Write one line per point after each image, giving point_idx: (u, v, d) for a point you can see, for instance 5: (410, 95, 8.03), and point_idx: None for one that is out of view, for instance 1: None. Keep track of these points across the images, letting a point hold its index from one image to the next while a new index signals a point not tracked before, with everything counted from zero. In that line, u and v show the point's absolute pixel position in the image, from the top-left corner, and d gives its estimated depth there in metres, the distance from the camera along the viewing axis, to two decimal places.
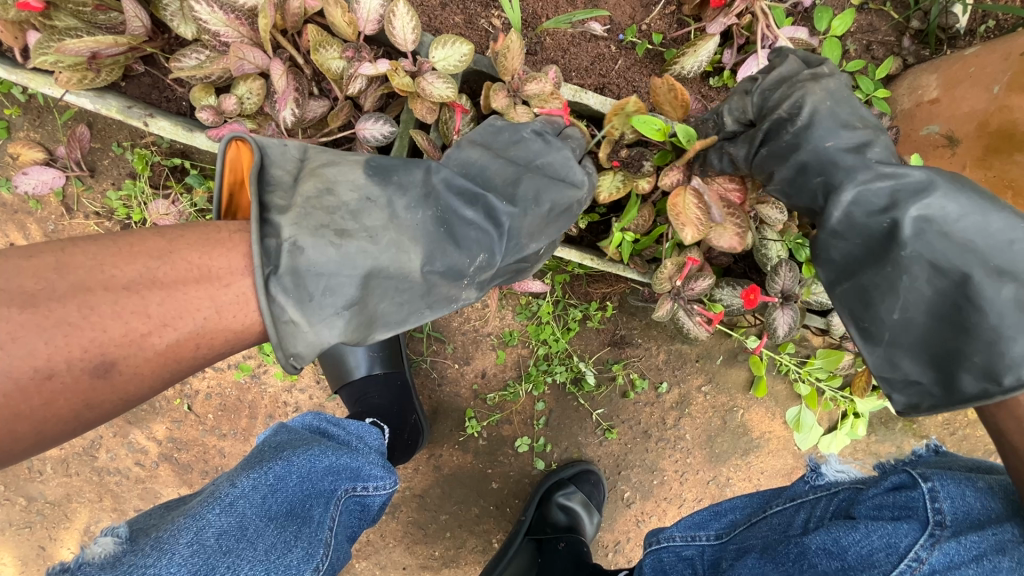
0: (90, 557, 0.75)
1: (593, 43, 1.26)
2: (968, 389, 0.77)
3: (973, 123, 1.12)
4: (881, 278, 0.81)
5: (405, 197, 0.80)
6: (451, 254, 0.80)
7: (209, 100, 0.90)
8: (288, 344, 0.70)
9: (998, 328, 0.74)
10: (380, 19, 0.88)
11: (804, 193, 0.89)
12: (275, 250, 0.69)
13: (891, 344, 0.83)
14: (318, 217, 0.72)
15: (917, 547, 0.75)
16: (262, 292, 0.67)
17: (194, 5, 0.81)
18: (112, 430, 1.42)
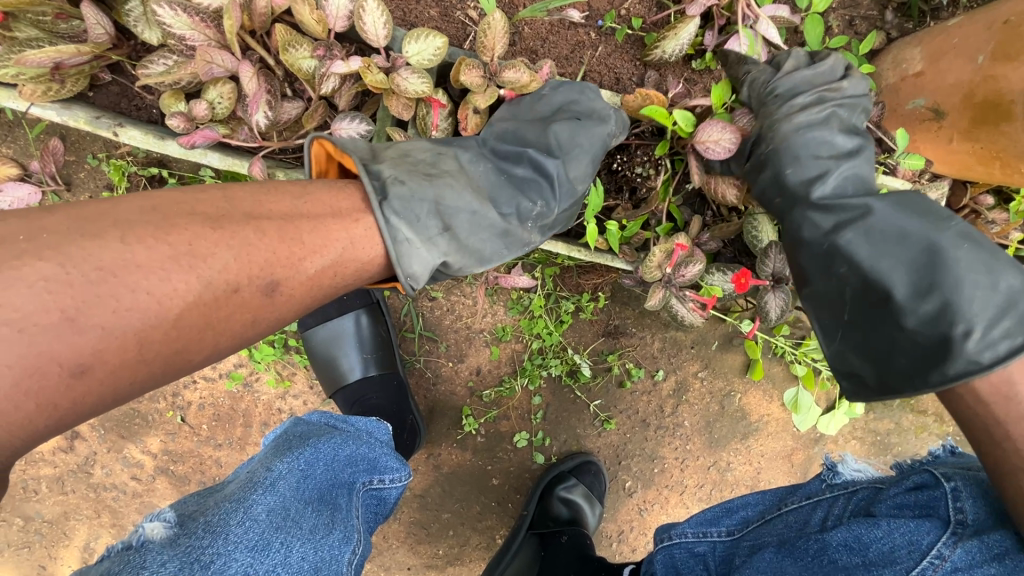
0: (150, 535, 0.73)
1: (572, 30, 1.24)
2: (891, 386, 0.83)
3: (959, 94, 1.11)
4: (830, 286, 0.89)
5: (468, 153, 0.92)
6: (515, 200, 0.91)
7: (180, 106, 0.88)
8: (405, 262, 0.78)
9: (918, 336, 0.80)
10: (350, 15, 0.86)
11: (769, 206, 0.99)
12: (394, 216, 0.77)
13: (835, 343, 0.90)
14: (422, 198, 0.81)
15: (939, 544, 0.72)
16: (380, 212, 0.76)
17: (157, 9, 0.79)
18: (105, 446, 1.40)
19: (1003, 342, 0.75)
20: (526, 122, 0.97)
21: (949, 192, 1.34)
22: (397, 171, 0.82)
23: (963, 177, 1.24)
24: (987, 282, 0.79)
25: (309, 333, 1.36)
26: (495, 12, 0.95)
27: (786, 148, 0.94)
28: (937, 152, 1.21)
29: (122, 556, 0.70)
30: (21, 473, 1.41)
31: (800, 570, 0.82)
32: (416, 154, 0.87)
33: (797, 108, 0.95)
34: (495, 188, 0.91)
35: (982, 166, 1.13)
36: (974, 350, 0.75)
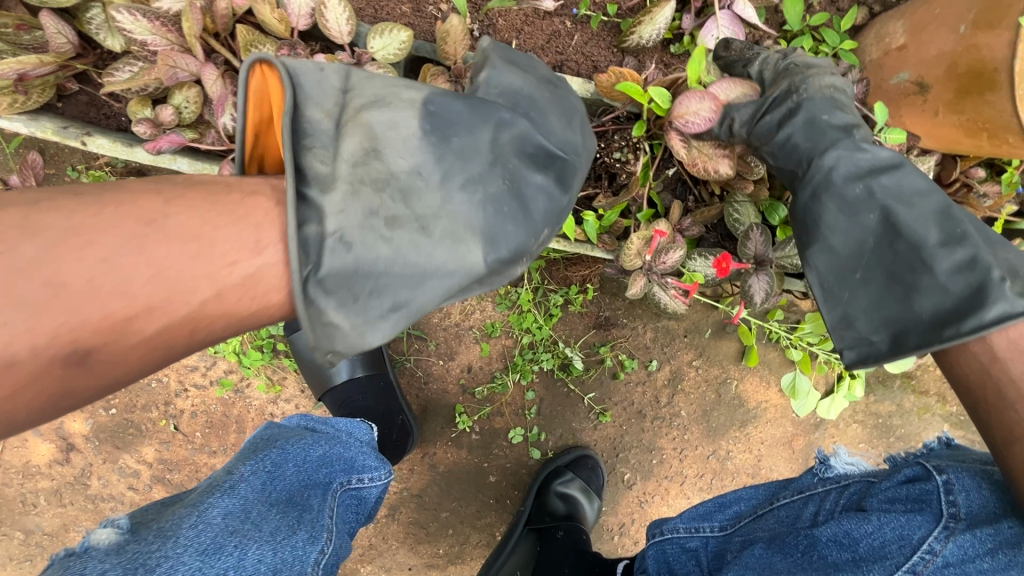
0: (96, 543, 0.74)
1: (547, 20, 1.23)
2: (913, 343, 0.77)
3: (942, 66, 1.09)
4: (850, 233, 0.85)
5: (464, 170, 0.73)
6: (514, 233, 0.74)
7: (146, 112, 0.87)
8: (328, 344, 0.64)
9: (949, 287, 0.77)
10: (312, 13, 0.85)
11: (783, 161, 0.93)
12: (322, 301, 0.62)
13: (846, 303, 0.84)
14: (374, 277, 0.64)
15: (930, 538, 0.70)
16: (302, 295, 0.60)
17: (115, 15, 0.79)
18: (100, 457, 1.41)
19: None
20: (540, 109, 0.86)
21: (939, 167, 1.31)
22: (347, 224, 0.63)
23: (951, 151, 1.21)
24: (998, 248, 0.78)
25: (294, 335, 1.32)
26: (450, 16, 0.91)
27: (806, 109, 0.90)
28: (925, 127, 1.17)
29: (64, 561, 0.70)
30: (18, 487, 1.41)
31: (789, 566, 0.80)
32: (390, 166, 0.68)
33: (813, 73, 0.93)
34: (483, 229, 0.72)
35: (969, 139, 1.11)
36: (1015, 298, 0.72)
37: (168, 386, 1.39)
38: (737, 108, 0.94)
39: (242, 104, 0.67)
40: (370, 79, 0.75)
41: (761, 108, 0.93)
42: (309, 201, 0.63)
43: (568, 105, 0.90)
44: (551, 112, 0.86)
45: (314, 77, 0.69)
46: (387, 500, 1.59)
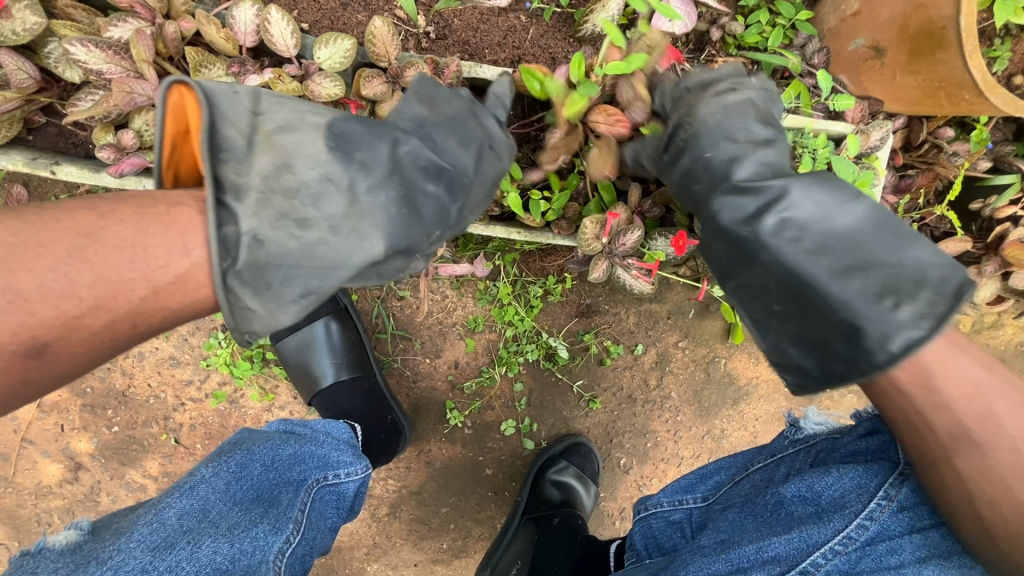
0: (52, 543, 0.84)
1: (502, 16, 1.23)
2: (839, 372, 0.75)
3: (894, 28, 1.08)
4: (757, 274, 0.81)
5: (368, 179, 0.76)
6: (412, 233, 0.78)
7: (110, 137, 0.92)
8: (242, 324, 0.72)
9: (852, 319, 0.73)
10: (258, 30, 0.89)
11: (687, 193, 0.91)
12: (238, 290, 0.69)
13: (777, 335, 0.81)
14: (285, 268, 0.71)
15: (885, 485, 0.79)
16: (221, 287, 0.67)
17: (70, 48, 0.83)
18: (108, 474, 1.46)
19: (912, 312, 0.71)
20: (441, 131, 0.86)
21: (908, 129, 1.29)
22: (260, 227, 0.69)
23: (916, 113, 1.19)
24: (906, 249, 0.74)
25: (281, 343, 1.40)
26: (374, 19, 0.94)
27: (710, 132, 0.87)
28: (885, 90, 1.16)
29: (18, 560, 0.80)
30: (32, 507, 1.47)
31: (759, 525, 0.87)
32: (300, 177, 0.72)
33: (710, 92, 0.91)
34: (383, 233, 0.75)
35: (929, 99, 1.10)
36: (906, 323, 0.70)
37: (165, 402, 1.44)
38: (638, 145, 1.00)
39: (159, 123, 0.70)
40: (282, 103, 0.78)
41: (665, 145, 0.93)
42: (227, 208, 0.69)
43: (473, 130, 0.87)
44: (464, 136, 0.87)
45: (227, 98, 0.72)
46: (388, 499, 1.62)
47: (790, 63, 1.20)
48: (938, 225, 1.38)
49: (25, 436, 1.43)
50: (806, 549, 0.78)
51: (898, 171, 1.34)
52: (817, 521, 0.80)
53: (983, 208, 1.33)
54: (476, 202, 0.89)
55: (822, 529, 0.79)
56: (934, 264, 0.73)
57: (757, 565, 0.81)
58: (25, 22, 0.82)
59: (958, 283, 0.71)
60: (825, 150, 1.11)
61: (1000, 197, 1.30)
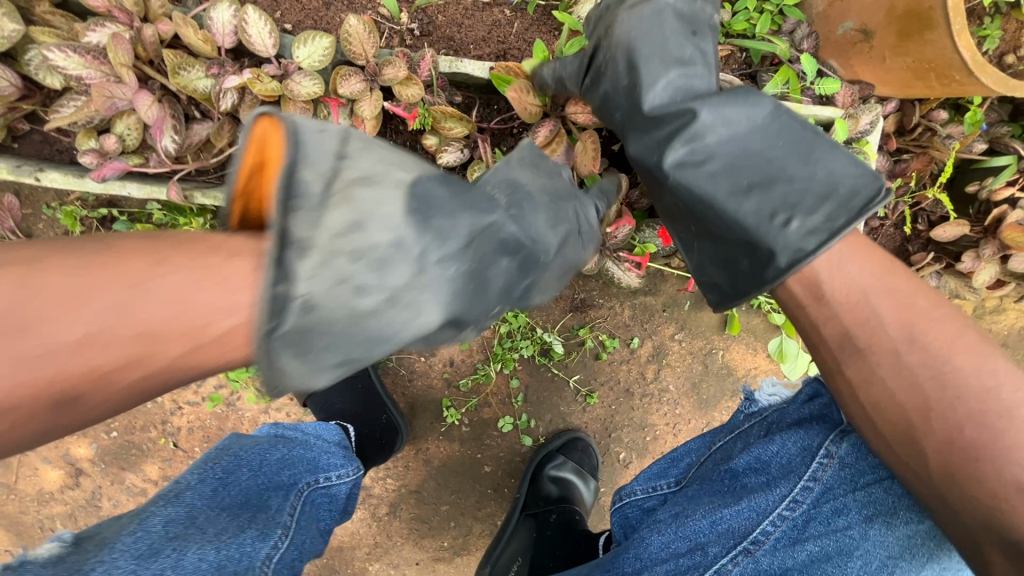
0: (33, 556, 0.77)
1: (487, 11, 1.21)
2: (749, 287, 0.83)
3: (882, 10, 1.06)
4: (669, 199, 0.91)
5: (440, 249, 0.62)
6: (469, 309, 0.68)
7: (93, 143, 0.92)
8: (275, 385, 0.59)
9: (752, 234, 0.81)
10: (235, 31, 0.89)
11: (612, 120, 1.00)
12: (282, 356, 0.57)
13: (698, 256, 0.92)
14: (332, 334, 0.58)
15: (826, 443, 0.78)
16: (262, 352, 0.56)
17: (47, 53, 0.83)
18: (108, 479, 1.47)
19: (817, 224, 0.76)
20: (531, 205, 0.79)
21: (900, 113, 1.27)
22: (317, 290, 0.56)
23: (908, 95, 1.18)
24: (816, 163, 0.81)
25: None
26: (348, 18, 0.93)
27: (625, 52, 0.96)
28: (874, 73, 1.15)
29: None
30: (35, 514, 1.48)
31: (712, 496, 0.85)
32: (369, 238, 0.58)
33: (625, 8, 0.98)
34: (444, 302, 0.64)
35: (919, 81, 1.08)
36: (799, 235, 0.77)
37: (163, 406, 1.44)
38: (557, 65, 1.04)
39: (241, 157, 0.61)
40: (371, 149, 0.66)
41: (586, 68, 1.01)
42: (285, 264, 0.55)
43: (566, 214, 0.86)
44: (548, 200, 0.84)
45: (314, 136, 0.60)
46: (387, 498, 1.62)
47: (778, 49, 1.19)
48: (934, 210, 1.36)
49: None
50: (755, 518, 0.78)
51: (892, 156, 1.33)
52: (765, 489, 0.79)
53: (979, 190, 1.31)
54: (554, 276, 0.86)
55: (769, 496, 0.78)
56: (841, 181, 0.78)
57: (713, 539, 0.80)
58: (4, 29, 0.83)
59: (863, 198, 0.75)
60: None
61: (995, 179, 1.28)
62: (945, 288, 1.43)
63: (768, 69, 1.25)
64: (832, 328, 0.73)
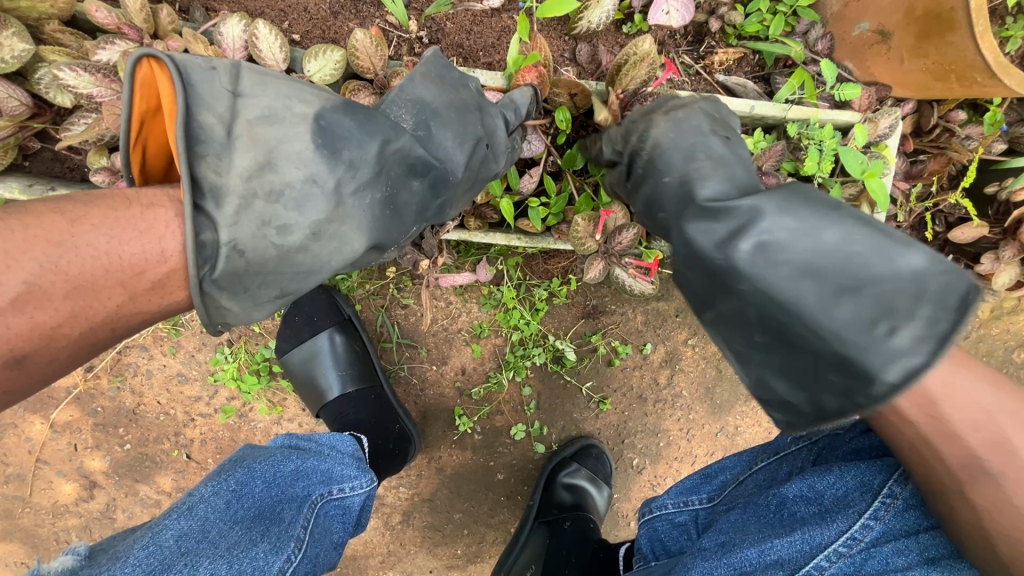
0: (47, 569, 0.77)
1: (495, 17, 1.20)
2: (829, 406, 0.64)
3: (900, 11, 1.04)
4: (735, 307, 0.68)
5: (354, 181, 0.78)
6: (391, 233, 0.85)
7: (104, 161, 0.92)
8: (216, 318, 0.74)
9: (843, 347, 0.61)
10: (245, 45, 0.89)
11: (655, 222, 0.84)
12: (216, 293, 0.71)
13: (760, 363, 0.69)
14: (264, 274, 0.73)
15: (890, 482, 0.75)
16: (198, 293, 0.69)
17: (59, 73, 0.83)
18: (122, 491, 1.47)
19: (917, 334, 0.59)
20: (440, 123, 0.90)
21: (917, 113, 1.25)
22: (241, 236, 0.70)
23: (927, 97, 1.15)
24: (913, 257, 0.61)
25: (286, 357, 1.41)
26: (355, 33, 0.92)
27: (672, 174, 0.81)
28: (891, 75, 1.13)
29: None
30: (51, 526, 1.49)
31: (761, 526, 0.85)
32: (284, 179, 0.73)
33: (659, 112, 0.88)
34: (365, 233, 0.80)
35: (938, 82, 1.06)
36: (906, 348, 0.59)
37: (176, 418, 1.44)
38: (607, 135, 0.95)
39: (131, 101, 0.70)
40: (266, 85, 0.77)
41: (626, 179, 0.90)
42: (206, 212, 0.69)
43: (473, 125, 0.91)
44: (456, 128, 0.90)
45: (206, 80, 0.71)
46: (400, 507, 1.62)
47: (792, 52, 1.17)
48: (952, 212, 1.34)
49: (40, 456, 1.44)
50: (809, 552, 0.76)
51: (908, 157, 1.30)
52: (819, 522, 0.78)
53: (999, 191, 1.28)
54: (476, 182, 0.96)
55: (825, 530, 0.76)
56: (931, 273, 0.61)
57: (760, 568, 0.79)
58: (14, 49, 0.82)
59: (958, 297, 0.59)
60: (831, 141, 1.08)
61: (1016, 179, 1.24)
62: None
63: (783, 70, 1.22)
64: (952, 448, 0.65)
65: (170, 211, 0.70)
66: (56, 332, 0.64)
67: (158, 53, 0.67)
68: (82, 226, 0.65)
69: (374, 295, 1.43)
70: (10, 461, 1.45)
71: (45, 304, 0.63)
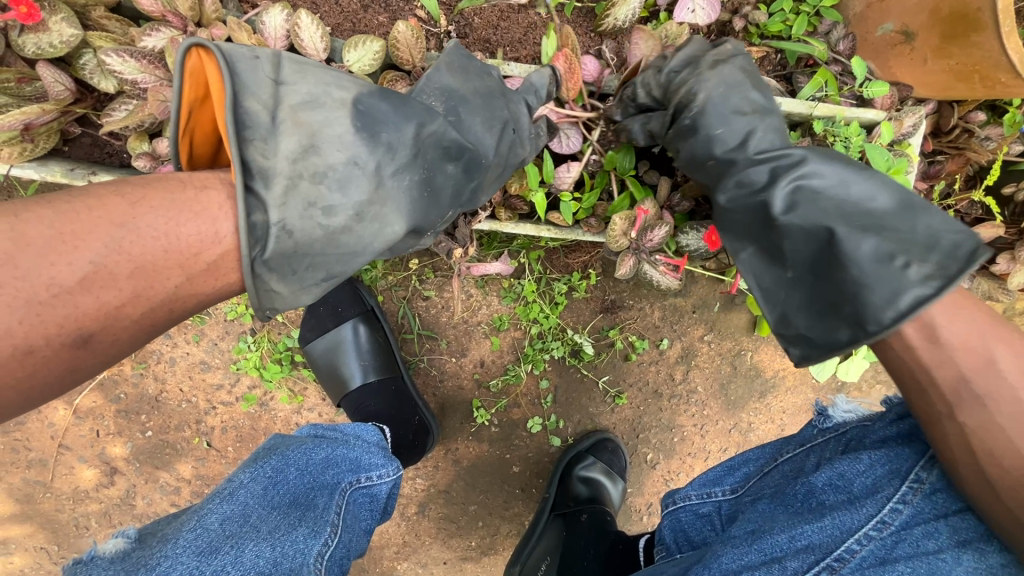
0: (102, 551, 0.87)
1: (522, 13, 1.21)
2: (844, 338, 0.76)
3: (926, 12, 1.06)
4: (768, 241, 0.84)
5: (393, 163, 0.79)
6: (428, 215, 0.85)
7: (144, 146, 0.94)
8: (266, 303, 0.73)
9: (862, 277, 0.74)
10: (287, 35, 0.92)
11: (701, 169, 0.95)
12: (268, 276, 0.71)
13: (784, 300, 0.83)
14: (312, 255, 0.73)
15: (916, 468, 0.78)
16: (250, 275, 0.68)
17: (106, 58, 0.85)
18: (142, 478, 1.48)
19: (929, 273, 0.72)
20: (469, 109, 0.92)
21: (937, 114, 1.27)
22: (289, 216, 0.70)
23: (948, 98, 1.17)
24: (916, 219, 0.77)
25: (310, 347, 1.42)
26: (398, 24, 0.93)
27: (714, 126, 0.92)
28: (913, 76, 1.14)
29: (72, 568, 0.83)
30: (71, 512, 1.50)
31: (789, 514, 0.86)
32: (327, 160, 0.73)
33: (706, 67, 0.95)
34: (407, 213, 0.81)
35: (962, 83, 1.08)
36: (917, 281, 0.71)
37: (197, 406, 1.45)
38: (641, 82, 1.00)
39: (177, 92, 0.70)
40: (305, 73, 0.78)
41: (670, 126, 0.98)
42: (255, 194, 0.69)
43: (499, 110, 0.94)
44: (484, 114, 0.92)
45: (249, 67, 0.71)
46: (416, 498, 1.63)
47: (816, 51, 1.18)
48: (969, 212, 1.36)
49: (63, 441, 1.46)
50: (839, 536, 0.77)
51: (926, 157, 1.32)
52: (848, 507, 0.79)
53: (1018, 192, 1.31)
54: (504, 167, 0.98)
55: (854, 514, 0.78)
56: (944, 232, 0.75)
57: (791, 554, 0.80)
58: (62, 34, 0.85)
59: (968, 247, 0.71)
60: (858, 138, 1.09)
61: None
62: (977, 290, 1.41)
63: (805, 69, 1.23)
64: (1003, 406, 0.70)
65: (223, 193, 0.71)
66: (116, 313, 0.64)
67: (205, 43, 0.68)
68: (141, 209, 0.66)
69: (396, 286, 1.44)
70: (33, 446, 1.46)
71: (110, 284, 0.63)
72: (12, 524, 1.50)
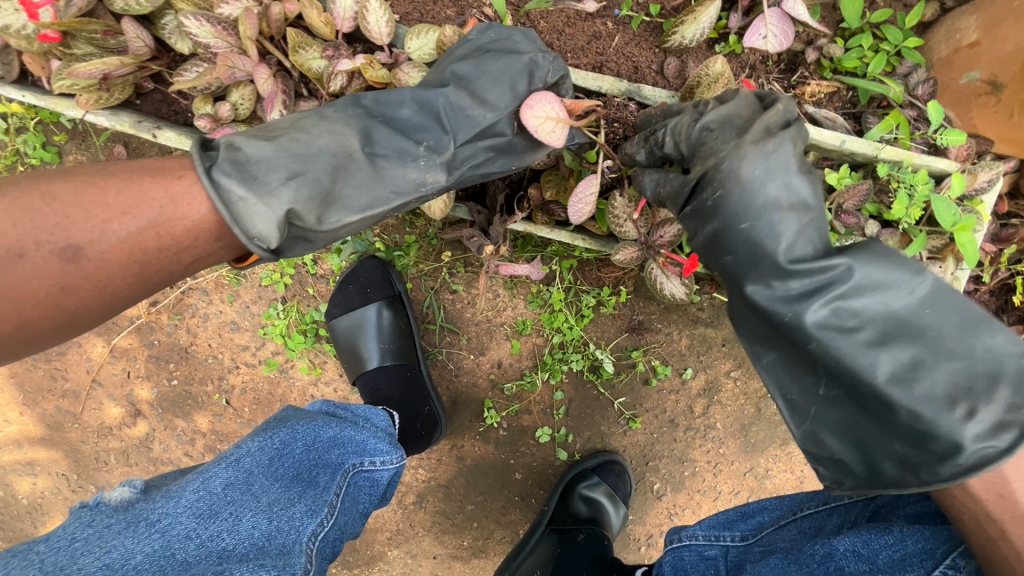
0: (107, 498, 0.92)
1: (589, 21, 1.17)
2: (888, 473, 0.74)
3: (1018, 63, 0.98)
4: (802, 357, 0.78)
5: (334, 109, 0.90)
6: (396, 140, 0.90)
7: (207, 108, 1.02)
8: (245, 222, 0.78)
9: (916, 423, 0.70)
10: (355, 17, 0.96)
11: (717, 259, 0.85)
12: (224, 180, 0.78)
13: (815, 418, 0.79)
14: (266, 161, 0.80)
15: (954, 554, 0.74)
16: (206, 173, 0.77)
17: (185, 21, 0.93)
18: (162, 423, 1.55)
19: (989, 416, 0.68)
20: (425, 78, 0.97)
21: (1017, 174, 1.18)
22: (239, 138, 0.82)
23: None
24: (976, 338, 0.72)
25: (334, 322, 1.45)
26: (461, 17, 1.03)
27: (728, 219, 0.80)
28: (996, 130, 1.07)
29: (79, 510, 0.88)
30: (93, 445, 1.58)
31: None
32: (276, 124, 0.88)
33: (749, 138, 0.79)
34: (357, 132, 0.88)
35: None
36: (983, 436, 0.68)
37: (221, 363, 1.51)
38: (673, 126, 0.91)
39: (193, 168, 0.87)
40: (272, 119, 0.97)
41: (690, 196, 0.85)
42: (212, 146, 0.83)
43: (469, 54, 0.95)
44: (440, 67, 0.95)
45: None
46: (416, 488, 1.63)
47: (891, 92, 1.11)
48: None
49: (96, 377, 1.54)
50: None
51: (999, 218, 1.23)
52: None
53: None
54: (500, 82, 0.91)
55: None
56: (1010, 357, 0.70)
57: None
58: None
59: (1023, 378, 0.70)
60: (924, 186, 1.05)
61: None
62: None
63: (877, 110, 1.17)
64: None
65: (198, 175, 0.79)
66: (93, 238, 0.71)
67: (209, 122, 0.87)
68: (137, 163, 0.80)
69: (426, 276, 1.46)
70: (69, 377, 1.55)
71: (99, 200, 0.73)
72: (40, 448, 1.60)
